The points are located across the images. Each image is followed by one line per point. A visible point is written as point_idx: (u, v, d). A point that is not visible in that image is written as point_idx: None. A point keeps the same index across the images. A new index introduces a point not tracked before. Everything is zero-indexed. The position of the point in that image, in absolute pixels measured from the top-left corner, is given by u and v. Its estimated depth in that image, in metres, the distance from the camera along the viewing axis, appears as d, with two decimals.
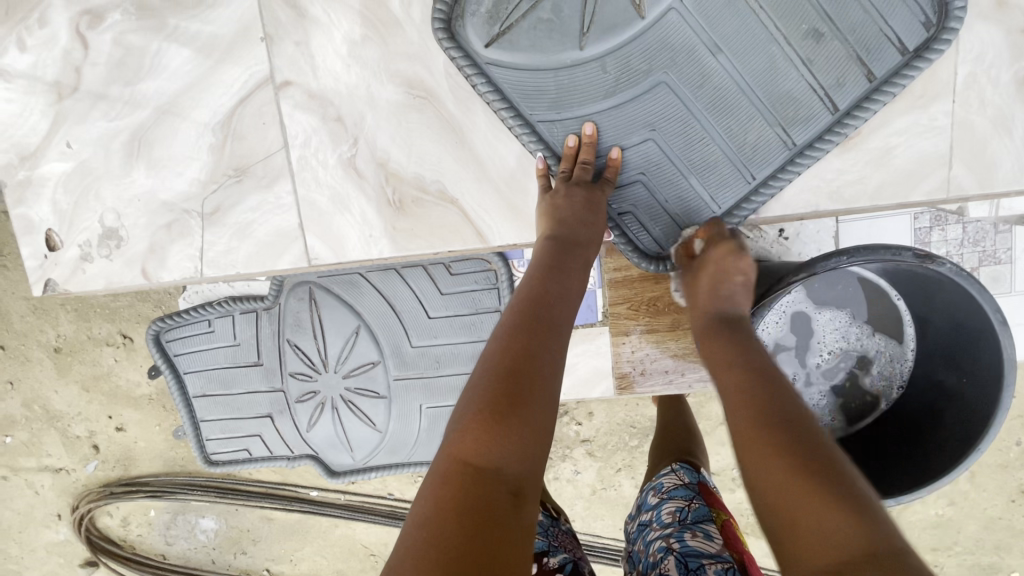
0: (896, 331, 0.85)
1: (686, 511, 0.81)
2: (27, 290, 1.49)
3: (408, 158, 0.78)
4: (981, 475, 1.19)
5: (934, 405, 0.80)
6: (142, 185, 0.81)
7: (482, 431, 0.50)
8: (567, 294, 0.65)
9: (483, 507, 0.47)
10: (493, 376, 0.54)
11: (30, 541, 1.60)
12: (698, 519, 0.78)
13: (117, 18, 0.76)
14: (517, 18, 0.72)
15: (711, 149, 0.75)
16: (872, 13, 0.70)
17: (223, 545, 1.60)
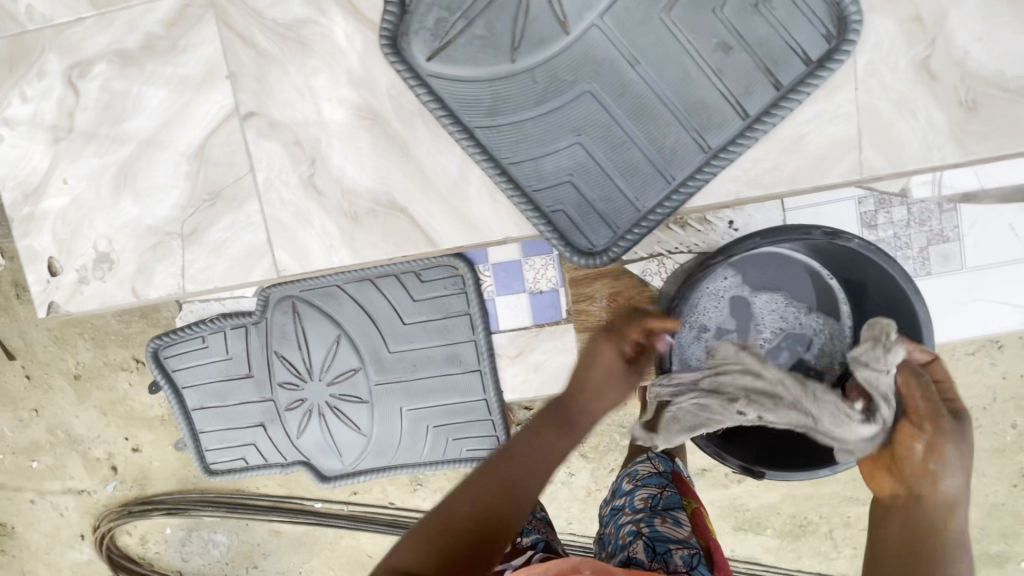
0: (829, 310, 0.89)
1: (657, 497, 0.83)
2: (49, 322, 1.62)
3: (361, 175, 0.86)
4: (979, 460, 1.18)
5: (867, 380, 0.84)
6: (128, 212, 0.91)
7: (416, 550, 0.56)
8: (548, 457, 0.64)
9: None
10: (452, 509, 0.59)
11: (57, 560, 1.71)
12: (669, 505, 0.81)
13: (103, 68, 0.87)
14: (455, 35, 0.80)
15: (633, 152, 0.81)
16: (777, 28, 0.76)
17: (236, 559, 1.68)
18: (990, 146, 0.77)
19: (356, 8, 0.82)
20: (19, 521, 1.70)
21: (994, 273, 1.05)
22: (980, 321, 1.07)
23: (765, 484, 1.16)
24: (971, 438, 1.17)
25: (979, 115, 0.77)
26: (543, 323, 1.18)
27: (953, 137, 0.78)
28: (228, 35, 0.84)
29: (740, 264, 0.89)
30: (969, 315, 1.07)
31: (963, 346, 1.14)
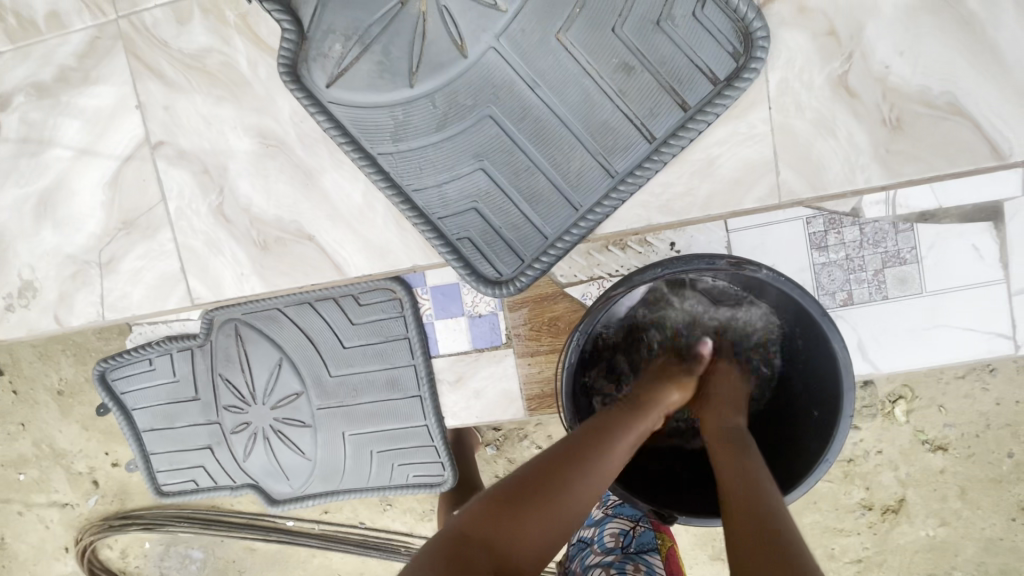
0: (764, 347, 0.80)
1: (628, 535, 0.82)
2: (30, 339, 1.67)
3: (268, 203, 0.85)
4: (972, 492, 1.07)
5: (802, 429, 0.75)
6: (50, 241, 0.92)
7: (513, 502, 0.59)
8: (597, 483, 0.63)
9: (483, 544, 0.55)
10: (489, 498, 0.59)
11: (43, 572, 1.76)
12: (641, 547, 0.80)
13: (21, 100, 0.88)
14: (352, 60, 0.78)
15: (538, 178, 0.77)
16: (681, 47, 0.72)
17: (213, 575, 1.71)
18: (917, 168, 0.72)
19: (256, 35, 0.81)
20: (7, 533, 1.74)
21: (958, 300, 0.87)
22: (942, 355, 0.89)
23: None
24: (965, 468, 1.07)
25: (904, 134, 0.71)
26: (483, 346, 1.13)
27: (876, 158, 0.72)
28: (135, 65, 0.84)
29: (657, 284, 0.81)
30: (935, 346, 0.88)
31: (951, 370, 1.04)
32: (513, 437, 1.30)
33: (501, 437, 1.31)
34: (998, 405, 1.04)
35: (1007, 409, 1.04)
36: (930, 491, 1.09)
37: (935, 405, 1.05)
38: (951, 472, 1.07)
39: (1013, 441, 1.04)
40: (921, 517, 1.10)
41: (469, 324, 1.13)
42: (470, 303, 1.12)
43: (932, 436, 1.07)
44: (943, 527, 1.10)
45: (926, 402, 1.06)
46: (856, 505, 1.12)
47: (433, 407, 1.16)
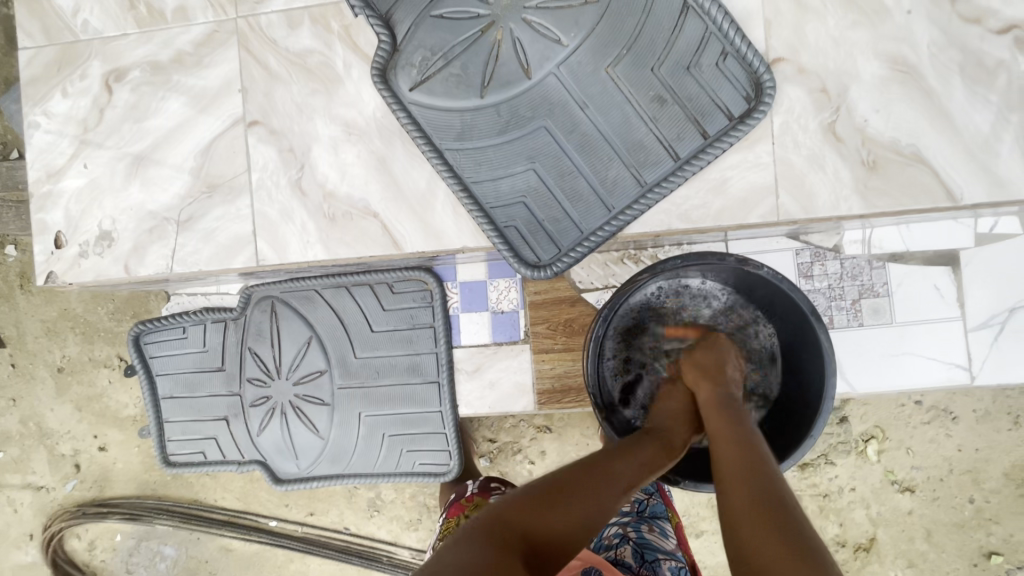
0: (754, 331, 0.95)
1: (643, 502, 0.92)
2: (42, 315, 1.88)
3: (343, 184, 0.98)
4: (937, 535, 1.31)
5: (792, 407, 0.88)
6: (135, 197, 1.03)
7: (530, 507, 0.64)
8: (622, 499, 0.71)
9: (510, 538, 0.60)
10: (525, 494, 0.66)
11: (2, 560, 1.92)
12: (654, 513, 0.91)
13: (136, 75, 1.02)
14: (434, 71, 0.95)
15: (579, 182, 0.92)
16: (704, 87, 0.89)
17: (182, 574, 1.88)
18: (888, 202, 0.88)
19: (355, 43, 0.97)
20: None
21: (924, 326, 1.13)
22: (915, 377, 1.14)
23: (721, 540, 1.28)
24: (930, 511, 1.31)
25: (879, 174, 0.88)
26: (502, 340, 1.25)
27: (857, 192, 0.89)
28: (245, 56, 0.99)
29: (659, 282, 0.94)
30: (901, 368, 1.14)
31: (919, 416, 1.29)
32: (507, 450, 1.40)
33: (495, 449, 1.41)
34: (960, 451, 1.29)
35: (967, 455, 1.29)
36: (900, 531, 1.32)
37: (902, 447, 1.30)
38: (918, 514, 1.31)
39: (973, 486, 1.29)
40: (891, 558, 1.32)
41: (492, 318, 1.25)
42: (495, 299, 1.25)
43: (901, 477, 1.31)
44: (912, 567, 1.32)
45: (896, 443, 1.31)
46: (832, 541, 1.35)
47: (449, 394, 1.25)
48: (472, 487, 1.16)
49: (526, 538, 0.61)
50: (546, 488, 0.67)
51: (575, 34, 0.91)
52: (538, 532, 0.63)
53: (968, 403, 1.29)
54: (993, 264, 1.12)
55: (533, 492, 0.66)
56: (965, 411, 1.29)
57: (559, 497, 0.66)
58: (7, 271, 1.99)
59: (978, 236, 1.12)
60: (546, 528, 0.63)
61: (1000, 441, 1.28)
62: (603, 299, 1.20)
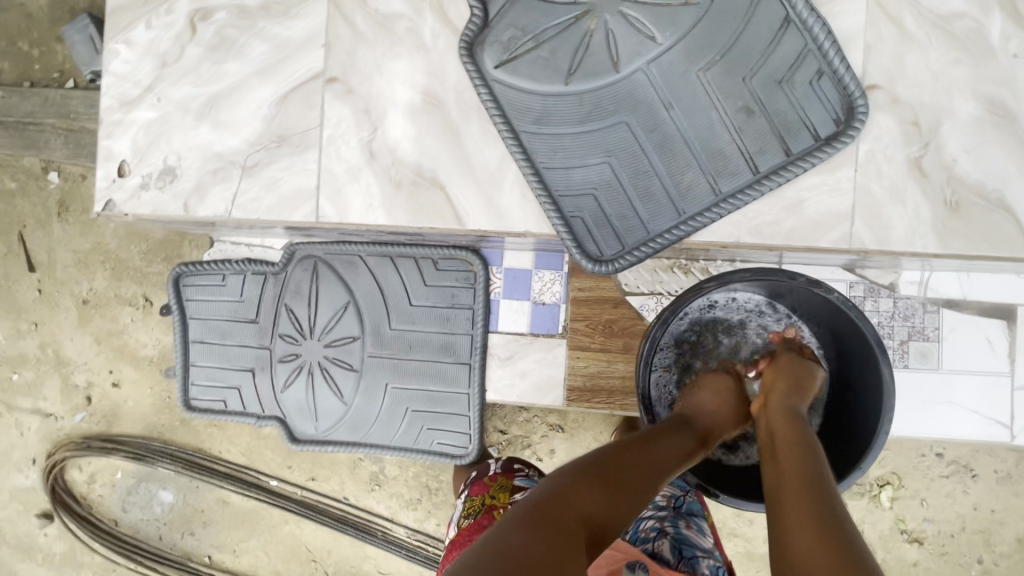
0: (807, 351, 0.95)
1: (680, 499, 0.90)
2: (74, 246, 1.90)
3: (413, 151, 0.98)
4: None
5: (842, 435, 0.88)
6: (204, 137, 1.02)
7: (583, 490, 0.63)
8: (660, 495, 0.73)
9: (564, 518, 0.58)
10: (572, 478, 0.64)
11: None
12: (691, 511, 0.88)
13: (221, 17, 1.02)
14: (523, 52, 0.94)
15: (653, 182, 0.91)
16: (795, 104, 0.88)
17: (175, 521, 1.89)
18: (965, 244, 0.87)
19: (446, 15, 0.96)
20: None
21: (970, 378, 1.12)
22: (951, 427, 1.13)
23: None
24: (936, 565, 1.30)
25: (959, 216, 0.87)
26: (539, 332, 1.24)
27: (935, 230, 0.87)
28: (333, 12, 0.99)
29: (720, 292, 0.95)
30: (939, 416, 1.13)
31: (939, 470, 1.29)
32: (516, 443, 1.40)
33: (505, 441, 1.40)
34: (977, 510, 1.28)
35: (983, 515, 1.28)
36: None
37: (917, 497, 1.29)
38: (924, 566, 1.30)
39: (984, 546, 1.28)
40: None
41: (532, 309, 1.24)
42: (537, 290, 1.24)
43: (911, 526, 1.30)
44: None
45: (911, 493, 1.30)
46: None
47: (479, 377, 1.25)
48: (495, 466, 1.11)
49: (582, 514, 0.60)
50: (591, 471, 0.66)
51: (671, 34, 0.90)
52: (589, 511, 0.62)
53: (990, 463, 1.28)
54: None
55: (579, 475, 0.65)
56: (986, 470, 1.28)
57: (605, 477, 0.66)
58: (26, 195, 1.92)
59: None
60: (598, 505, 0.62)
61: (1018, 505, 1.27)
62: (647, 305, 1.19)
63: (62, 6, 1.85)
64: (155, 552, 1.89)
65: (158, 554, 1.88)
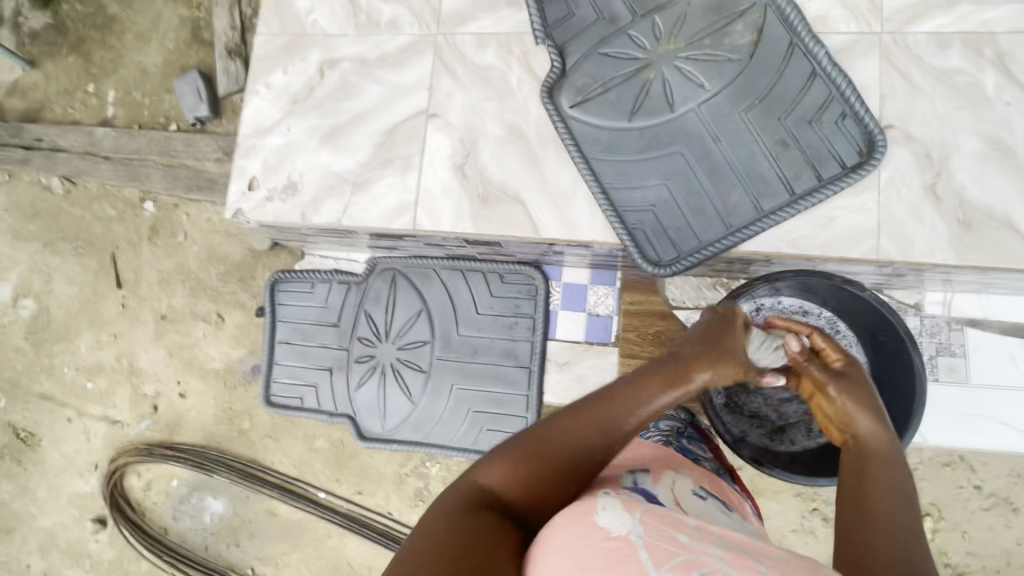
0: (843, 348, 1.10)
1: (681, 428, 1.04)
2: (153, 264, 2.04)
3: (498, 173, 1.17)
4: None
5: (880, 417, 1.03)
6: (323, 159, 1.24)
7: (510, 469, 0.68)
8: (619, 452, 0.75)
9: (481, 505, 0.65)
10: (502, 457, 0.69)
11: (62, 485, 2.04)
12: (691, 436, 1.02)
13: (346, 66, 1.26)
14: (593, 95, 1.15)
15: (703, 200, 1.08)
16: (824, 139, 1.06)
17: (223, 530, 1.95)
18: (979, 257, 1.00)
19: (530, 66, 1.19)
20: (48, 437, 2.06)
21: (999, 394, 1.21)
22: (982, 438, 1.22)
23: None
24: None
25: (972, 233, 1.01)
26: (593, 340, 1.38)
27: (952, 245, 1.01)
28: (438, 63, 1.22)
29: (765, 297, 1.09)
30: (970, 428, 1.23)
31: (979, 503, 1.33)
32: None
33: None
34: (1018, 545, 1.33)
35: None
36: None
37: (958, 530, 1.35)
38: None
39: None
40: None
41: (587, 319, 1.39)
42: (592, 303, 1.39)
43: (954, 561, 1.35)
44: None
45: (952, 526, 1.35)
46: None
47: (538, 380, 1.37)
48: None
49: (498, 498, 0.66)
50: (523, 448, 0.70)
51: (717, 83, 1.10)
52: (511, 487, 0.67)
53: None
54: None
55: (511, 454, 0.70)
56: None
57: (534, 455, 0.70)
58: (119, 223, 2.06)
59: None
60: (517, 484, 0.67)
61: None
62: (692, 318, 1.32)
63: (172, 62, 2.06)
64: (200, 561, 1.95)
65: (203, 563, 1.94)
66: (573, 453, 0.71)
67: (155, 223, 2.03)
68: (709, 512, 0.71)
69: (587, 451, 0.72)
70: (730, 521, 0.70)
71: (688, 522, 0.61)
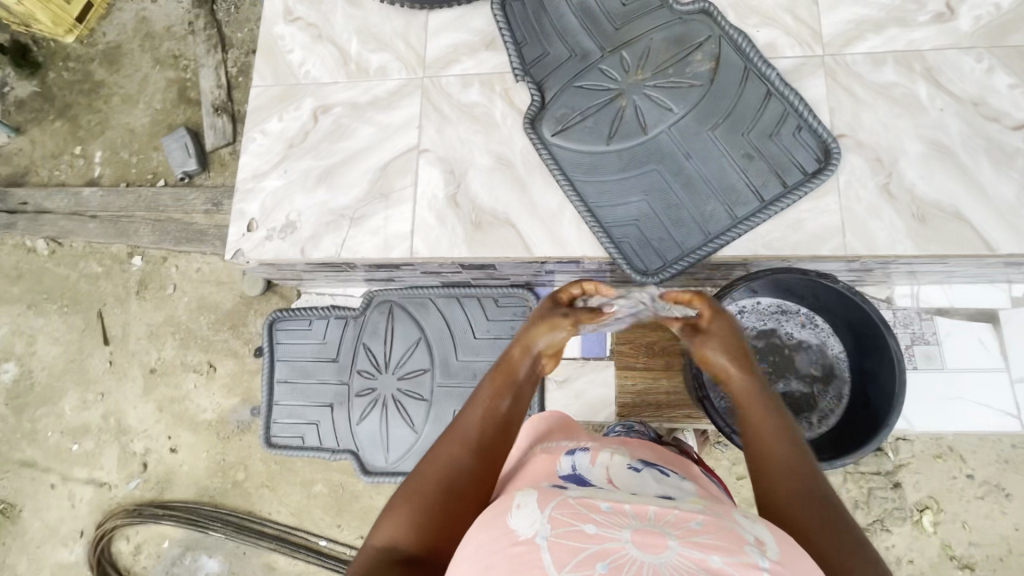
0: (825, 342, 1.19)
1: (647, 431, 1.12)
2: (142, 318, 2.04)
3: (489, 200, 1.24)
4: None
5: (870, 401, 1.10)
6: (320, 198, 1.29)
7: (406, 515, 0.70)
8: (502, 455, 0.79)
9: (384, 563, 0.66)
10: (397, 509, 0.71)
11: (45, 556, 1.94)
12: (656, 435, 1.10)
13: (338, 110, 1.34)
14: (573, 123, 1.24)
15: (682, 212, 1.16)
16: (785, 150, 1.16)
17: None
18: (937, 247, 1.09)
19: (512, 101, 1.28)
20: (30, 506, 1.97)
21: (974, 377, 1.28)
22: (970, 420, 1.27)
23: None
24: None
25: (927, 225, 1.10)
26: (589, 356, 1.43)
27: (911, 237, 1.10)
28: (426, 103, 1.31)
29: (746, 299, 1.19)
30: (952, 411, 1.28)
31: (973, 490, 1.38)
32: None
33: None
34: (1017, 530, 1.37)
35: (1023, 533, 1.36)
36: None
37: (959, 521, 1.38)
38: None
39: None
40: None
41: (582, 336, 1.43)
42: None
43: (960, 553, 1.38)
44: None
45: (952, 517, 1.39)
46: None
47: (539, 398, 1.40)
48: None
49: (400, 548, 0.67)
50: (410, 492, 0.72)
51: (684, 106, 1.21)
52: (410, 529, 0.69)
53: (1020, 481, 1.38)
54: None
55: (403, 502, 0.71)
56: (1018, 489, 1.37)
57: (423, 494, 0.72)
58: (109, 280, 2.07)
59: (1013, 299, 1.29)
60: (415, 526, 0.69)
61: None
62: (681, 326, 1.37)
63: (160, 121, 2.13)
64: None
65: None
66: (450, 480, 0.73)
67: (145, 278, 2.04)
68: (638, 482, 0.72)
69: (464, 470, 0.74)
70: (658, 488, 0.71)
71: (601, 507, 0.59)
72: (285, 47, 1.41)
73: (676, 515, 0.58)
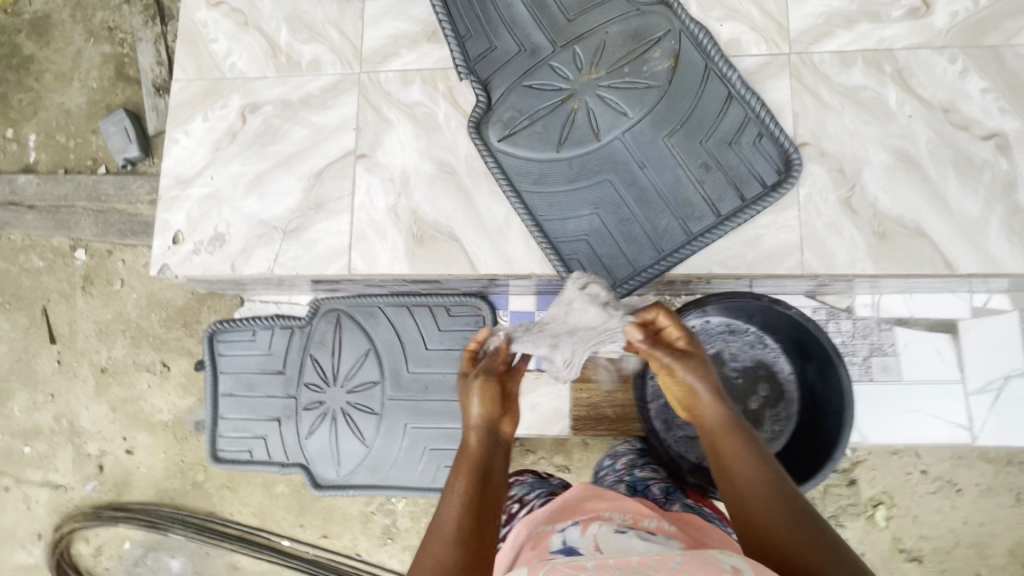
0: (772, 361, 1.15)
1: (637, 458, 1.15)
2: (90, 316, 1.93)
3: (431, 211, 1.15)
4: None
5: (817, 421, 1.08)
6: (251, 208, 1.20)
7: None
8: (489, 541, 0.74)
9: None
10: None
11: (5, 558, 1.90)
12: (647, 461, 1.13)
13: (268, 109, 1.23)
14: (520, 128, 1.15)
15: (634, 227, 1.10)
16: (743, 160, 1.09)
17: None
18: (896, 266, 1.05)
19: (455, 101, 1.18)
20: None
21: (930, 389, 1.27)
22: (921, 433, 1.27)
23: None
24: None
25: (888, 243, 1.05)
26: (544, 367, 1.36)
27: (870, 256, 1.05)
28: (363, 102, 1.20)
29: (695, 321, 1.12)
30: (907, 423, 1.27)
31: (925, 486, 1.33)
32: None
33: None
34: (966, 524, 1.32)
35: None
36: None
37: (910, 515, 1.34)
38: None
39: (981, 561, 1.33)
40: None
41: None
42: None
43: (909, 546, 1.34)
44: None
45: (904, 512, 1.34)
46: None
47: None
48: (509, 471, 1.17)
49: None
50: None
51: (638, 110, 1.12)
52: None
53: (972, 477, 1.32)
54: (988, 337, 1.26)
55: None
56: (969, 485, 1.32)
57: None
58: (55, 273, 1.93)
59: (975, 309, 1.27)
60: None
61: (1004, 516, 1.31)
62: None
63: (97, 101, 1.95)
64: None
65: None
66: None
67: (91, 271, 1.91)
68: (624, 544, 0.68)
69: (452, 568, 0.69)
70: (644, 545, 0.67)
71: (587, 566, 0.56)
72: (209, 36, 1.27)
73: (658, 560, 0.56)
